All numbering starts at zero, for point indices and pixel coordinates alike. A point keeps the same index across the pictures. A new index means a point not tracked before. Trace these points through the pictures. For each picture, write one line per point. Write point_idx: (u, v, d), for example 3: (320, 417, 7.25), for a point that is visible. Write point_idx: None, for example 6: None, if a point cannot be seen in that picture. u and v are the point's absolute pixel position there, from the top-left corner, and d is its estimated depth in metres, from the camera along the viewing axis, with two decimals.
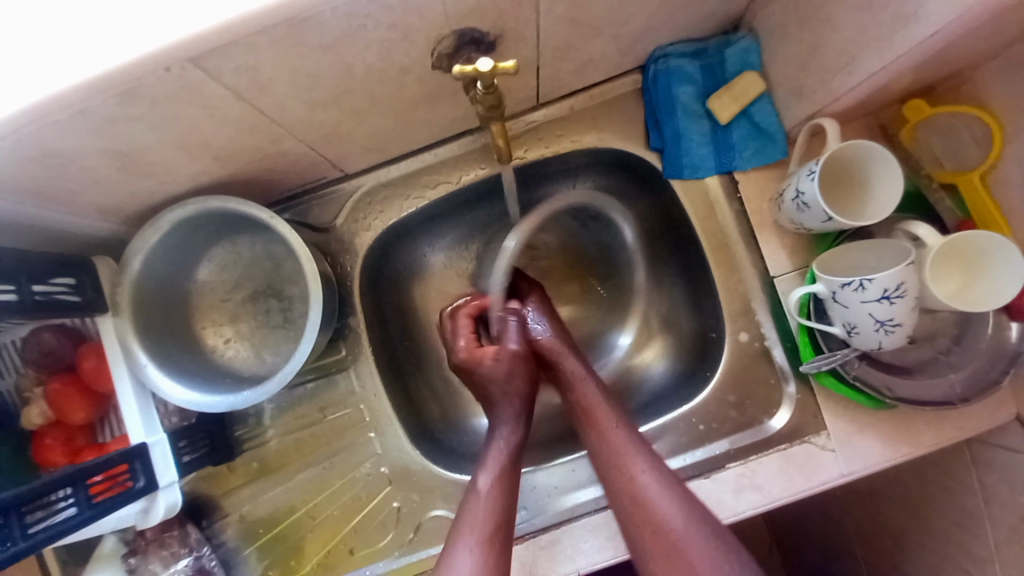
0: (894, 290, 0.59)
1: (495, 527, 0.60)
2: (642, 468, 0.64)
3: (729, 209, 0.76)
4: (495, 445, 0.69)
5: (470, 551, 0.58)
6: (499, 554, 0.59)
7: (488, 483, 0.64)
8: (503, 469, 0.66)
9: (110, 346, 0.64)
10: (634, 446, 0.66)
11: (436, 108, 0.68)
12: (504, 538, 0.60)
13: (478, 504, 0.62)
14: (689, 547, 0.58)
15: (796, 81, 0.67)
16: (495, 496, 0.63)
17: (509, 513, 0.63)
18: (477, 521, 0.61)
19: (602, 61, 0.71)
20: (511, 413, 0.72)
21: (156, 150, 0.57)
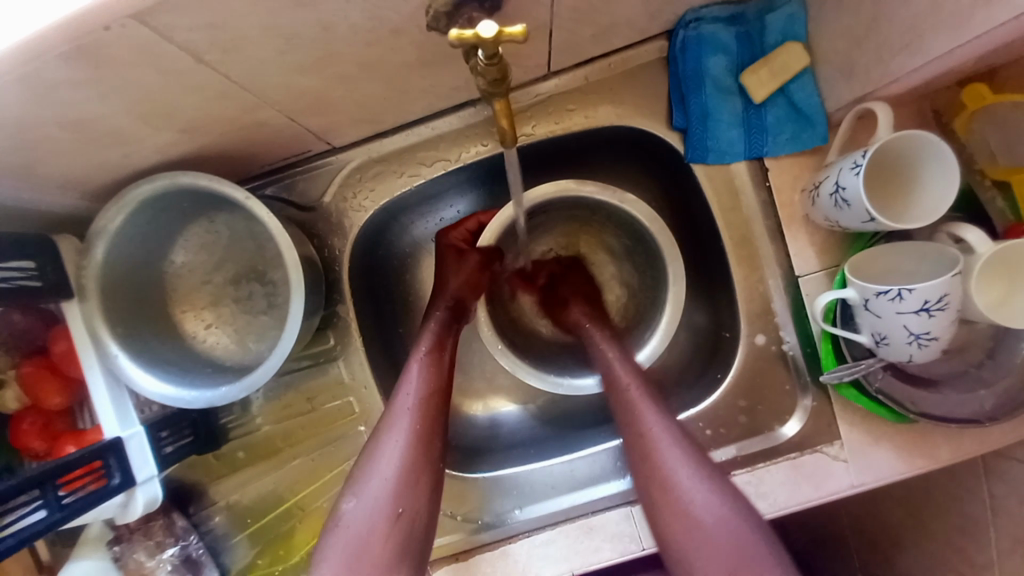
0: (936, 302, 0.54)
1: (427, 394, 0.62)
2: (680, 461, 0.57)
3: (756, 199, 0.69)
4: (427, 326, 0.69)
5: (404, 428, 0.59)
6: (435, 418, 0.61)
7: (418, 362, 0.65)
8: (433, 349, 0.66)
9: (78, 335, 0.60)
10: (675, 437, 0.59)
11: (433, 76, 0.60)
12: (436, 414, 0.61)
13: (410, 380, 0.63)
14: (738, 547, 0.52)
15: (846, 57, 0.59)
16: (415, 412, 0.61)
17: (442, 387, 0.64)
18: (413, 390, 0.62)
19: (624, 25, 0.62)
20: (443, 304, 0.71)
21: (112, 120, 0.50)
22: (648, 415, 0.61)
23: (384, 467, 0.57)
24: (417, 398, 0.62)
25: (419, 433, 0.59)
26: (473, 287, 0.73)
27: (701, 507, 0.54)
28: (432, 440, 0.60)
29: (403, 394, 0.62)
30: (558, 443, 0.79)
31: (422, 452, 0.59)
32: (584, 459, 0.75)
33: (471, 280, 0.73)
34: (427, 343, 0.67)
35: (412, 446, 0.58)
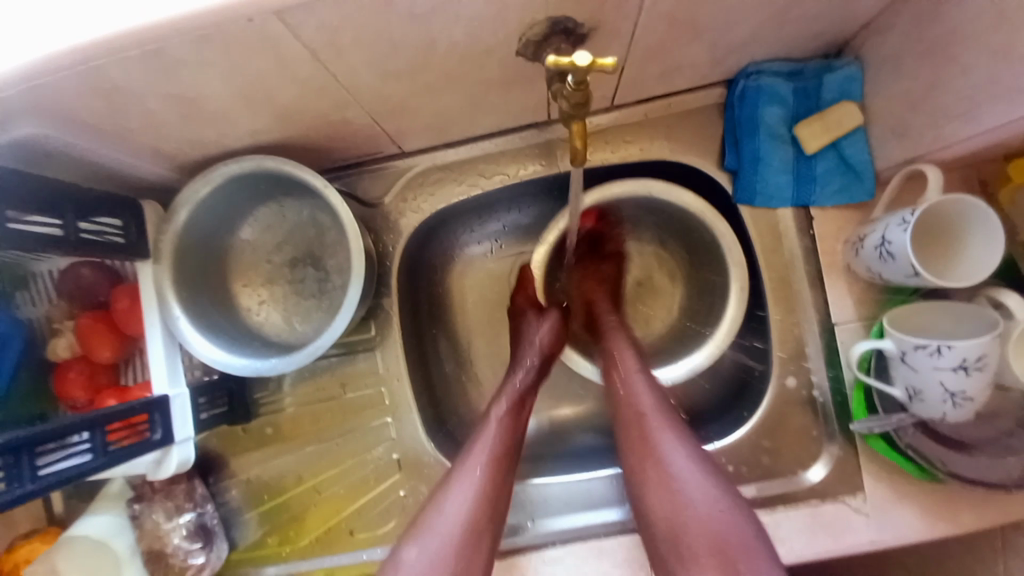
0: (974, 361, 0.55)
1: (503, 450, 0.64)
2: (689, 468, 0.58)
3: (798, 244, 0.71)
4: (511, 381, 0.71)
5: (475, 480, 0.60)
6: (504, 477, 0.62)
7: (499, 416, 0.67)
8: (515, 404, 0.68)
9: (147, 294, 0.63)
10: (687, 448, 0.60)
11: (508, 95, 0.65)
12: (509, 461, 0.63)
13: (491, 430, 0.65)
14: (743, 546, 0.52)
15: (900, 120, 0.62)
16: (501, 452, 0.63)
17: (516, 446, 0.66)
18: (489, 442, 0.64)
19: (690, 68, 0.67)
20: (530, 360, 0.73)
21: (221, 100, 0.54)
22: (656, 430, 0.61)
23: (452, 516, 0.58)
24: (502, 423, 0.66)
25: (491, 483, 0.60)
26: (557, 343, 0.75)
27: (715, 514, 0.54)
28: (503, 493, 0.61)
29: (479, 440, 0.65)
30: (576, 460, 0.80)
31: (488, 506, 0.60)
32: (600, 480, 0.74)
33: (555, 342, 0.75)
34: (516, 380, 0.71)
35: (479, 500, 0.59)
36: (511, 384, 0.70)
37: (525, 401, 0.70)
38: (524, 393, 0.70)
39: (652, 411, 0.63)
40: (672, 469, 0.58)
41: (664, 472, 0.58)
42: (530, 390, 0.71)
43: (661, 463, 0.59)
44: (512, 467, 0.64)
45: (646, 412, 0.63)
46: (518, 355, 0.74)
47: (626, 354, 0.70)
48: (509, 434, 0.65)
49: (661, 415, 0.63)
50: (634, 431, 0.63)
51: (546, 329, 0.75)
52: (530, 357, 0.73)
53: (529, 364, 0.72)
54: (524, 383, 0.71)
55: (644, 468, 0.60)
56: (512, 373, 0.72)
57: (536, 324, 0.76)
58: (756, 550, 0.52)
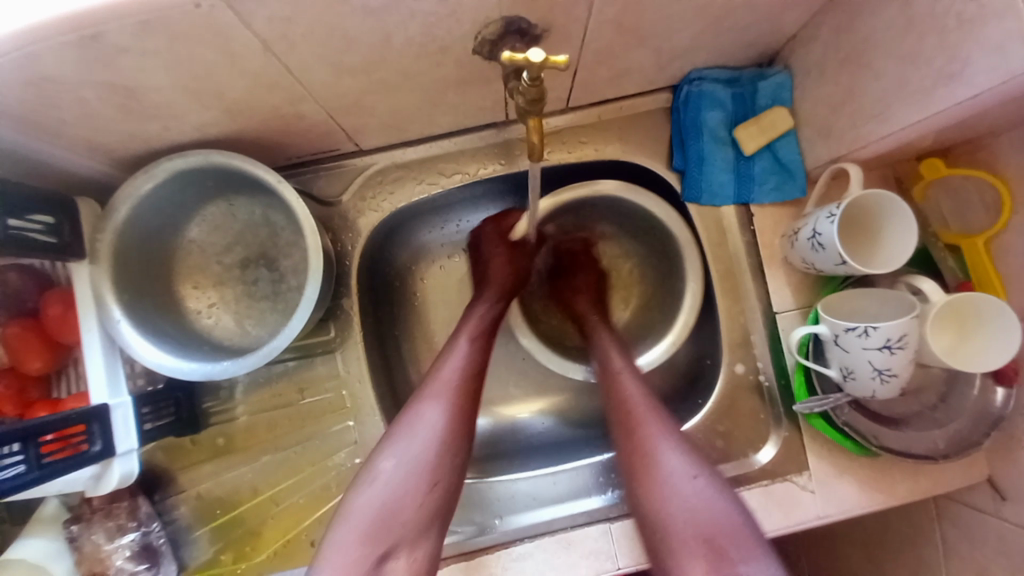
0: (897, 340, 0.60)
1: (454, 429, 0.62)
2: (680, 455, 0.63)
3: (741, 239, 0.76)
4: (473, 315, 0.72)
5: (439, 408, 0.63)
6: (468, 407, 0.64)
7: (465, 343, 0.69)
8: (472, 368, 0.67)
9: (83, 296, 0.59)
10: (674, 437, 0.65)
11: (466, 95, 0.66)
12: (472, 389, 0.66)
13: (434, 392, 0.64)
14: (727, 523, 0.58)
15: (825, 123, 0.68)
16: (461, 381, 0.65)
17: (477, 375, 0.67)
18: (430, 404, 0.63)
19: (638, 73, 0.70)
20: (493, 294, 0.75)
21: (165, 92, 0.53)
22: (643, 418, 0.66)
23: (390, 481, 0.59)
24: (466, 355, 0.68)
25: (452, 413, 0.63)
26: (516, 278, 0.76)
27: (704, 496, 0.60)
28: (439, 462, 0.61)
29: (444, 369, 0.66)
30: (542, 457, 0.82)
31: (455, 426, 0.63)
32: (567, 473, 0.77)
33: (513, 276, 0.76)
34: (478, 312, 0.72)
35: (444, 426, 0.62)
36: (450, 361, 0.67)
37: (494, 326, 0.73)
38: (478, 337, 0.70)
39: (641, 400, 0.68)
40: (668, 456, 0.63)
41: (660, 460, 0.63)
42: (495, 319, 0.73)
43: (656, 452, 0.63)
44: (477, 392, 0.66)
45: (633, 403, 0.68)
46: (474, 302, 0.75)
47: (611, 343, 0.76)
48: (457, 382, 0.65)
49: (649, 406, 0.68)
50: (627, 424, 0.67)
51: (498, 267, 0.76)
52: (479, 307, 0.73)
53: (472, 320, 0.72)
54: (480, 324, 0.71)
55: (638, 458, 0.64)
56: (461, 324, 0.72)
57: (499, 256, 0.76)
58: (737, 524, 0.58)
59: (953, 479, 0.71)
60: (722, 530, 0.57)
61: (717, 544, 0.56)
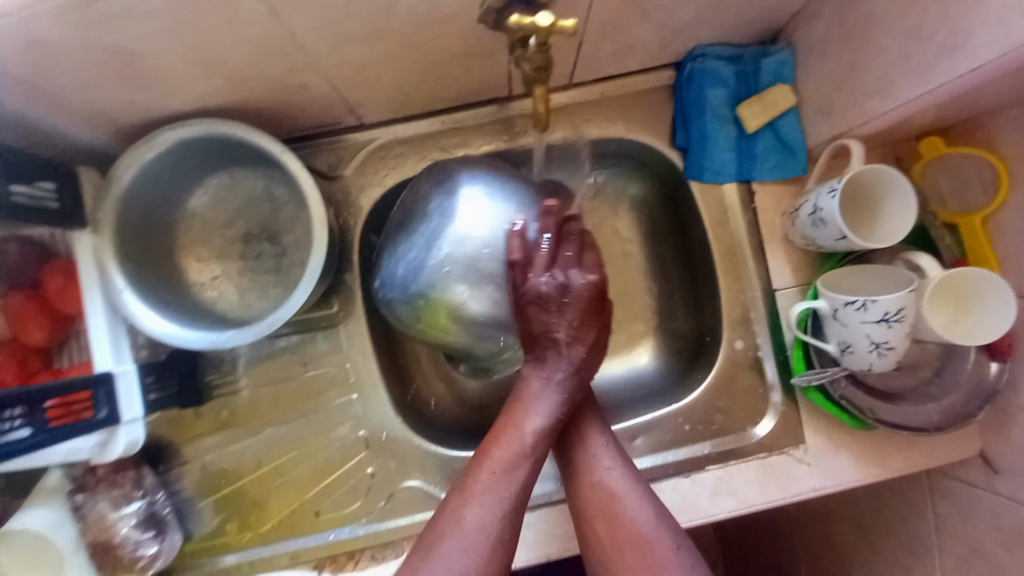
0: (894, 314, 0.61)
1: (525, 471, 0.59)
2: (621, 476, 0.63)
3: (743, 217, 0.76)
4: (552, 375, 0.64)
5: (495, 497, 0.57)
6: (522, 495, 0.58)
7: (539, 419, 0.62)
8: (553, 423, 0.62)
9: (86, 265, 0.59)
10: (614, 453, 0.65)
11: (470, 67, 0.66)
12: (527, 475, 0.59)
13: (510, 448, 0.60)
14: (650, 537, 0.58)
15: (827, 100, 0.68)
16: (529, 450, 0.60)
17: (541, 451, 0.61)
18: (514, 465, 0.59)
19: (642, 48, 0.70)
20: (566, 351, 0.64)
21: (169, 56, 0.52)
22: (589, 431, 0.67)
23: (474, 534, 0.55)
24: (534, 437, 0.61)
25: (505, 503, 0.57)
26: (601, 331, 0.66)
27: (633, 514, 0.60)
28: (513, 520, 0.57)
29: (507, 447, 0.60)
30: None
31: (507, 517, 0.57)
32: None
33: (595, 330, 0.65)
34: (556, 378, 0.63)
35: (499, 516, 0.57)
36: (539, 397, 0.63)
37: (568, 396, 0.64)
38: (571, 386, 0.64)
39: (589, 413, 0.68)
40: (606, 475, 0.63)
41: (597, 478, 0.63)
42: (576, 389, 0.64)
43: (594, 469, 0.64)
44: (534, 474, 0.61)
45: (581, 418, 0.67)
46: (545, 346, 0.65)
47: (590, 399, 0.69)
48: (546, 436, 0.62)
49: (607, 450, 0.65)
50: (575, 438, 0.67)
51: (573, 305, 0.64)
52: (570, 355, 0.64)
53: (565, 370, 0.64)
54: (575, 367, 0.64)
55: (580, 474, 0.64)
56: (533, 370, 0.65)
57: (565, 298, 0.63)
58: (658, 542, 0.58)
59: (946, 454, 0.72)
60: (645, 546, 0.57)
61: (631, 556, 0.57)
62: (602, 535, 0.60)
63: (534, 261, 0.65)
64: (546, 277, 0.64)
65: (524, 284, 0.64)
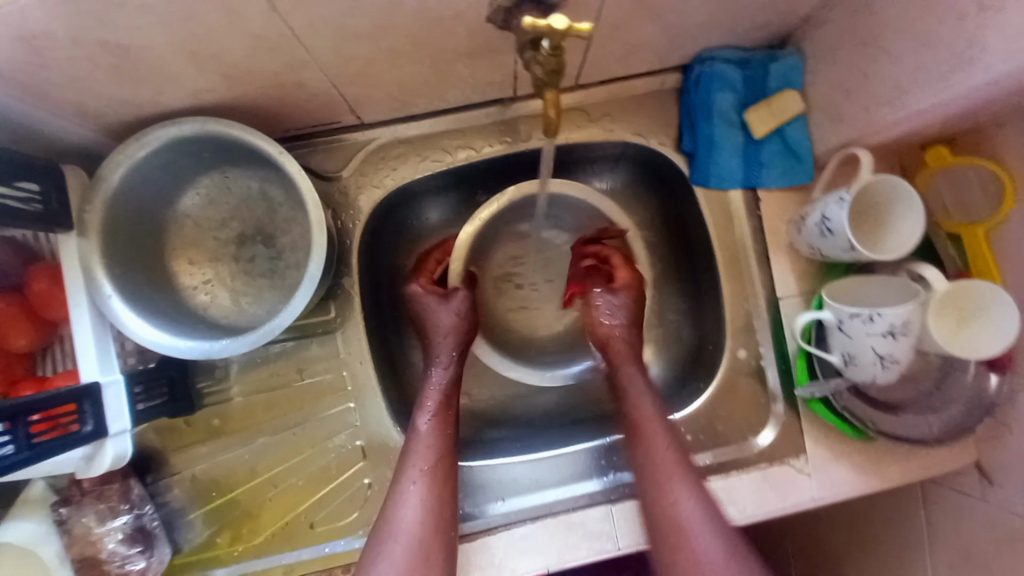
0: (900, 327, 0.61)
1: (436, 458, 0.63)
2: (693, 510, 0.62)
3: (748, 224, 0.75)
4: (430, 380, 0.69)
5: (419, 491, 0.60)
6: (446, 485, 0.62)
7: (427, 420, 0.65)
8: (441, 406, 0.67)
9: (71, 269, 0.56)
10: (671, 442, 0.66)
11: (475, 67, 0.64)
12: (449, 470, 0.63)
13: (421, 444, 0.63)
14: (704, 531, 0.60)
15: (837, 107, 0.67)
16: (436, 440, 0.64)
17: (450, 443, 0.65)
18: (423, 456, 0.62)
19: (651, 50, 0.69)
20: (448, 355, 0.70)
21: (160, 52, 0.49)
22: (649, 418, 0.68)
23: (406, 524, 0.59)
24: (431, 429, 0.65)
25: (431, 495, 0.61)
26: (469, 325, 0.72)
27: (686, 506, 0.62)
28: (444, 498, 0.61)
29: (412, 450, 0.63)
30: (542, 442, 0.79)
31: (438, 504, 0.61)
32: (568, 456, 0.76)
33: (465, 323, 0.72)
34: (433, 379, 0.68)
35: (426, 509, 0.60)
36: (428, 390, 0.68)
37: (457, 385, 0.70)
38: (438, 390, 0.68)
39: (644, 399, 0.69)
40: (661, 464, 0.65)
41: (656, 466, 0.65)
42: (455, 382, 0.69)
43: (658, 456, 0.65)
44: (453, 464, 0.64)
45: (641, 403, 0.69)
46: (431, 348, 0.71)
47: (635, 376, 0.71)
48: (436, 430, 0.65)
49: (679, 470, 0.64)
50: (645, 453, 0.66)
51: (456, 312, 0.71)
52: (445, 348, 0.70)
53: (449, 357, 0.70)
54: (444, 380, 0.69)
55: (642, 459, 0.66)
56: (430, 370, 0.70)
57: (444, 307, 0.71)
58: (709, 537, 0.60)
59: (945, 464, 0.73)
60: (698, 537, 0.60)
61: (683, 545, 0.60)
62: (662, 518, 0.62)
63: (426, 291, 0.73)
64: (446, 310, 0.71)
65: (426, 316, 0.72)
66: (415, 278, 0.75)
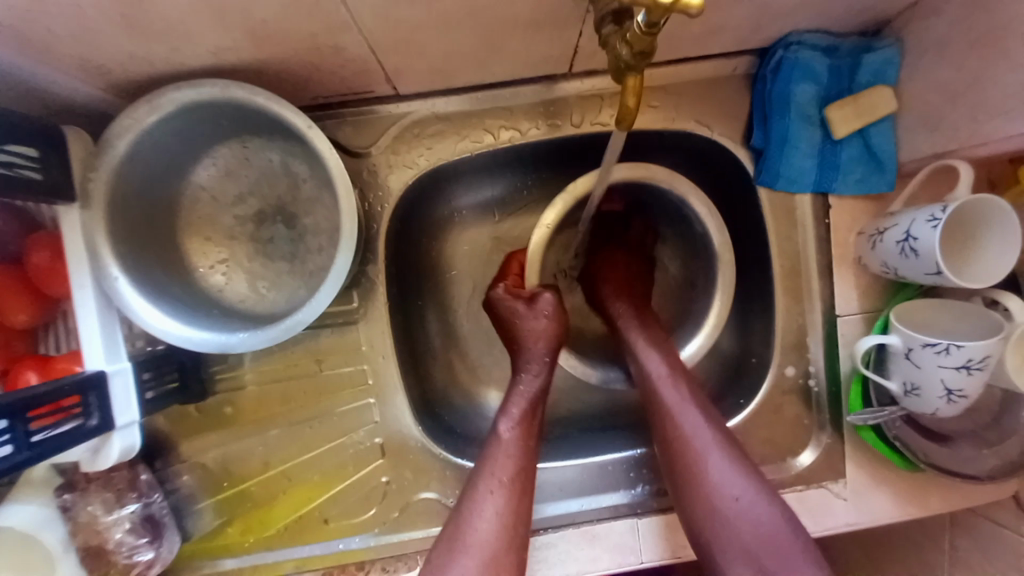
0: (978, 361, 0.56)
1: (516, 470, 0.58)
2: (725, 472, 0.56)
3: (813, 233, 0.69)
4: (517, 388, 0.64)
5: (494, 502, 0.56)
6: (523, 499, 0.57)
7: (508, 430, 0.60)
8: (525, 415, 0.62)
9: (73, 246, 0.51)
10: (731, 457, 0.57)
11: (533, 38, 0.55)
12: (526, 483, 0.58)
13: (501, 451, 0.59)
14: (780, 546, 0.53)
15: (936, 111, 0.60)
16: (517, 451, 0.59)
17: (531, 457, 0.60)
18: (502, 465, 0.58)
19: (731, 30, 0.60)
20: (539, 360, 0.65)
21: (177, 3, 0.42)
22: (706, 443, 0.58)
23: (481, 534, 0.54)
24: (514, 438, 0.60)
25: (508, 508, 0.56)
26: (558, 327, 0.66)
27: (765, 525, 0.54)
28: (522, 512, 0.56)
29: (489, 462, 0.59)
30: (565, 446, 0.75)
31: (515, 518, 0.56)
32: (595, 465, 0.72)
33: (556, 329, 0.66)
34: (523, 389, 0.64)
35: (502, 525, 0.55)
36: (514, 397, 0.63)
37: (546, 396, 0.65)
38: (522, 400, 0.63)
39: (700, 429, 0.59)
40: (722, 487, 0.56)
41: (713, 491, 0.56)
42: (543, 395, 0.64)
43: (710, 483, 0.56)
44: (533, 480, 0.59)
45: (699, 437, 0.58)
46: (520, 353, 0.66)
47: (648, 344, 0.66)
48: (517, 441, 0.60)
49: (719, 447, 0.58)
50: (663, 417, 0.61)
51: (545, 316, 0.66)
52: (537, 355, 0.65)
53: (535, 364, 0.65)
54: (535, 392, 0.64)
55: (692, 491, 0.57)
56: (517, 377, 0.65)
57: (530, 314, 0.66)
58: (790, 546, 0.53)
59: (978, 496, 0.68)
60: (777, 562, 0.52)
61: (769, 564, 0.52)
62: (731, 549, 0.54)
63: (517, 297, 0.67)
64: (534, 314, 0.66)
65: (516, 322, 0.67)
66: (500, 282, 0.70)
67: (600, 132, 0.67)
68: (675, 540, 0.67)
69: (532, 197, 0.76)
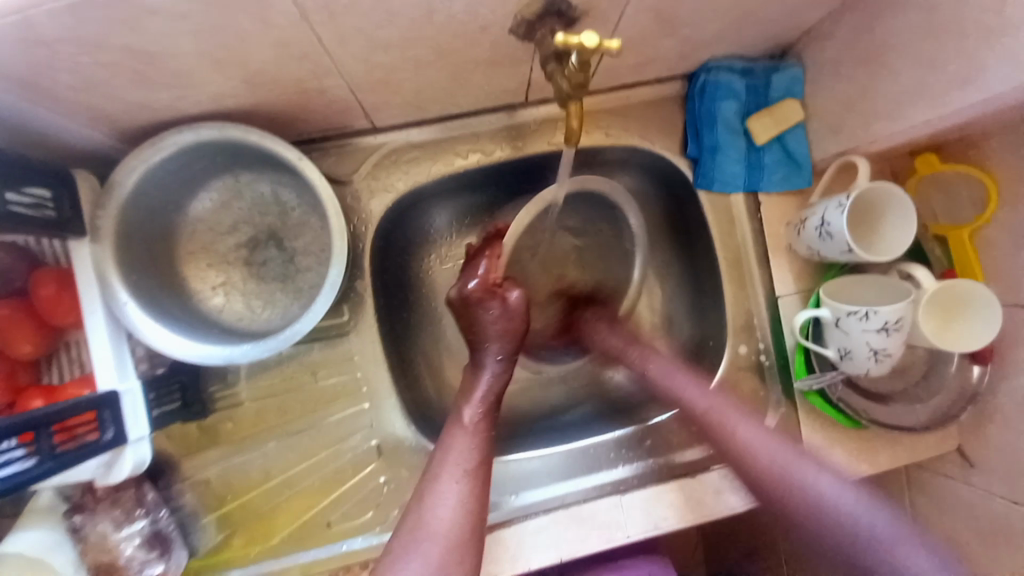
0: (894, 323, 0.65)
1: (476, 463, 0.64)
2: (817, 475, 0.65)
3: (749, 227, 0.79)
4: (478, 382, 0.70)
5: (454, 490, 0.62)
6: (481, 485, 0.63)
7: (472, 421, 0.67)
8: (486, 405, 0.68)
9: (84, 275, 0.56)
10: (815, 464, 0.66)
11: (491, 74, 0.64)
12: (483, 473, 0.64)
13: (464, 441, 0.65)
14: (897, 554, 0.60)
15: (836, 117, 0.71)
16: (481, 427, 0.67)
17: (490, 451, 0.66)
18: (464, 456, 0.64)
19: (661, 59, 0.71)
20: (496, 354, 0.70)
21: (186, 58, 0.49)
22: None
23: (443, 523, 0.60)
24: (475, 427, 0.66)
25: (467, 496, 0.62)
26: (519, 320, 0.72)
27: (881, 534, 0.61)
28: (480, 500, 0.62)
29: (451, 455, 0.64)
30: (549, 438, 0.81)
31: (473, 504, 0.62)
32: (579, 451, 0.77)
33: (518, 320, 0.72)
34: (484, 380, 0.69)
35: (461, 510, 0.61)
36: (478, 389, 0.69)
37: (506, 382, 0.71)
38: (487, 392, 0.69)
39: (761, 443, 0.68)
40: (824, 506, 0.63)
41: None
42: (503, 385, 0.70)
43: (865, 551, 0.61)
44: (491, 467, 0.65)
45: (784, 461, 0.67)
46: (483, 350, 0.71)
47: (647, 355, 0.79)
48: (477, 430, 0.66)
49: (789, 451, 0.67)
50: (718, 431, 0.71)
51: (512, 313, 0.71)
52: (498, 346, 0.71)
53: (496, 360, 0.70)
54: (493, 387, 0.69)
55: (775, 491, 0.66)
56: (481, 368, 0.70)
57: (503, 313, 0.71)
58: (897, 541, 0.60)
59: (919, 450, 0.76)
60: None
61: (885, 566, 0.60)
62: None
63: (490, 294, 0.71)
64: (499, 309, 0.71)
65: (484, 317, 0.71)
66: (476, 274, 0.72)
67: (557, 150, 0.76)
68: (658, 513, 0.73)
69: (506, 215, 0.84)
